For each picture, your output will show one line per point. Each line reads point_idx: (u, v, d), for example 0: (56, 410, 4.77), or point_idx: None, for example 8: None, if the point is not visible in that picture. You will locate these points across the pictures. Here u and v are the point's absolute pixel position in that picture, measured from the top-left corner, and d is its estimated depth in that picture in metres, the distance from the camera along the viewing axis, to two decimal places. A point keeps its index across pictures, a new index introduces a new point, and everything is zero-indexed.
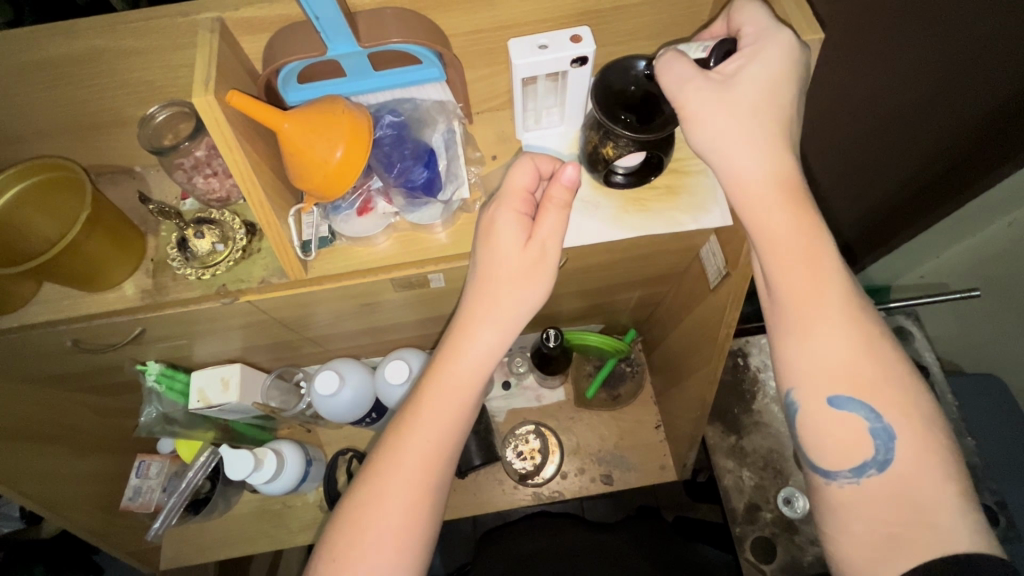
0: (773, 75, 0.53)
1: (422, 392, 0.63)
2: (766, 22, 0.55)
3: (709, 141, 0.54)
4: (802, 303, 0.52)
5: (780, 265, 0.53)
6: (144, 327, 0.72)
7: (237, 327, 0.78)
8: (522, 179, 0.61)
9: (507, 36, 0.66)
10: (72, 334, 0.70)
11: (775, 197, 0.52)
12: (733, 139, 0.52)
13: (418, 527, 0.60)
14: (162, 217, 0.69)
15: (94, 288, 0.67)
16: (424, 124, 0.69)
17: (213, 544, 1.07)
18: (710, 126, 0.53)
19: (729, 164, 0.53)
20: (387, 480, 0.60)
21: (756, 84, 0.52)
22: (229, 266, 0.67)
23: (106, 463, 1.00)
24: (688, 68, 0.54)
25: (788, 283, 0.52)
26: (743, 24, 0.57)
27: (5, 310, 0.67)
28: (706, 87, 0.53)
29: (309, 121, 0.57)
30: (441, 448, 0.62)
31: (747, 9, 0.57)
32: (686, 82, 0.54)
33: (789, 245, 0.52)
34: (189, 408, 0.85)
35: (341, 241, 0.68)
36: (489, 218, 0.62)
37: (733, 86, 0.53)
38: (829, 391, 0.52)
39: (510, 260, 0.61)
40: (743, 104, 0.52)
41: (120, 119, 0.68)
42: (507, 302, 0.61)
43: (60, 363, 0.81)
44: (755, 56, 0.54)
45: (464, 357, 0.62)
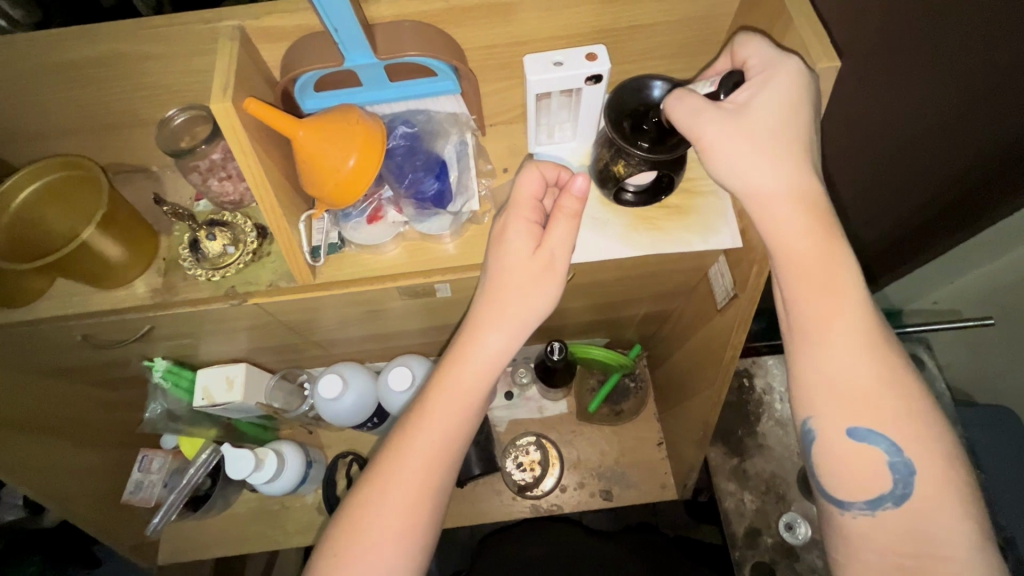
0: (784, 104, 0.52)
1: (426, 400, 0.63)
2: (771, 52, 0.55)
3: (727, 171, 0.53)
4: (819, 330, 0.52)
5: (794, 285, 0.53)
6: (154, 325, 0.72)
7: (244, 328, 0.79)
8: (530, 189, 0.61)
9: (522, 52, 0.66)
10: (82, 329, 0.70)
11: (795, 219, 0.52)
12: (750, 169, 0.52)
13: (419, 532, 0.60)
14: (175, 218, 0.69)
15: (108, 285, 0.68)
16: (436, 136, 0.69)
17: (212, 541, 1.08)
18: (726, 158, 0.52)
19: (749, 191, 0.53)
20: (389, 484, 0.60)
21: (769, 114, 0.52)
22: (239, 267, 0.67)
23: (109, 457, 1.01)
24: (701, 100, 0.53)
25: (804, 310, 0.52)
26: (748, 56, 0.56)
27: (15, 303, 0.67)
28: (719, 119, 0.52)
29: (323, 129, 0.58)
30: (446, 450, 0.62)
31: (749, 42, 0.57)
32: (699, 114, 0.53)
33: (809, 268, 0.52)
34: (193, 405, 0.86)
35: (350, 248, 0.68)
36: (499, 228, 0.62)
37: (746, 117, 0.52)
38: (850, 423, 0.51)
39: (518, 268, 0.61)
40: (757, 135, 0.52)
41: (138, 121, 0.69)
42: (513, 312, 0.61)
43: (67, 357, 0.81)
44: (764, 84, 0.53)
45: (468, 365, 0.62)
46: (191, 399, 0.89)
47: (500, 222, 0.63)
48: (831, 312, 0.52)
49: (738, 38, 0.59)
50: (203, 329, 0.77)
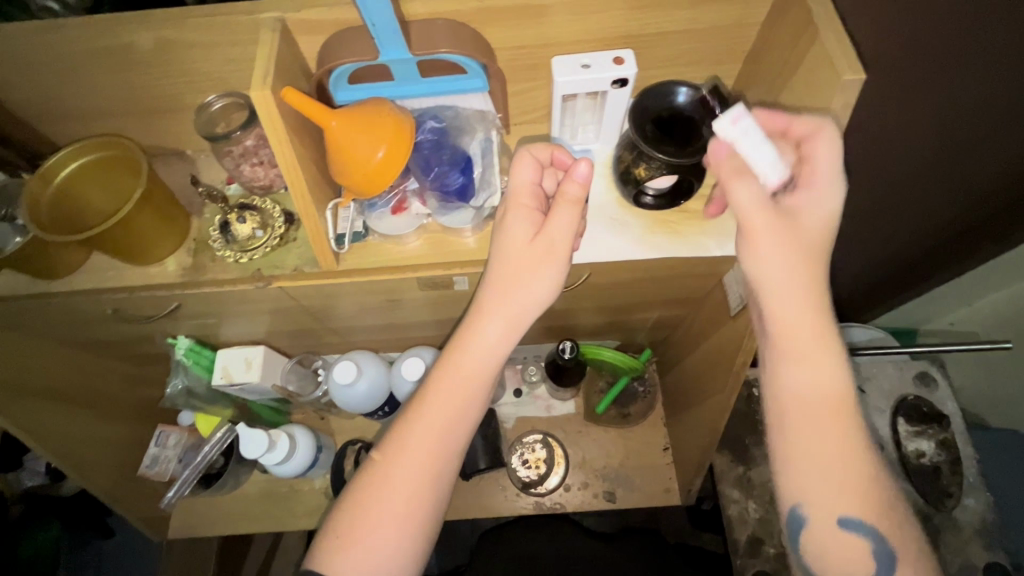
0: (826, 226, 0.55)
1: (425, 388, 0.64)
2: (833, 162, 0.54)
3: (764, 275, 0.55)
4: (811, 416, 0.55)
5: (786, 374, 0.56)
6: (180, 303, 0.75)
7: (266, 310, 0.81)
8: (524, 177, 0.62)
9: (550, 53, 0.67)
10: (113, 303, 0.73)
11: (802, 317, 0.55)
12: (786, 276, 0.54)
13: (420, 517, 0.62)
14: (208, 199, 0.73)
15: (142, 261, 0.71)
16: (463, 132, 0.70)
17: (221, 518, 1.11)
18: (770, 268, 0.54)
19: (777, 294, 0.55)
20: (390, 471, 0.62)
21: (815, 235, 0.54)
22: (266, 251, 0.70)
23: (129, 431, 1.04)
24: (765, 209, 0.53)
25: (799, 399, 0.55)
26: (812, 153, 0.55)
27: (54, 275, 0.70)
28: (771, 232, 0.53)
29: (354, 121, 0.60)
30: (448, 438, 0.63)
31: (816, 134, 0.54)
32: (755, 222, 0.53)
33: (807, 359, 0.55)
34: (212, 384, 0.89)
35: (374, 237, 0.70)
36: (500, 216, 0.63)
37: (797, 234, 0.54)
38: (842, 513, 0.54)
39: (518, 258, 0.62)
40: (801, 252, 0.54)
41: (177, 105, 0.72)
42: (512, 301, 0.62)
43: (95, 331, 0.84)
44: (817, 203, 0.54)
45: (467, 353, 0.63)
46: (210, 375, 0.91)
47: (501, 214, 0.64)
48: (825, 403, 0.55)
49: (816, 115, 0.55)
50: (227, 309, 0.79)
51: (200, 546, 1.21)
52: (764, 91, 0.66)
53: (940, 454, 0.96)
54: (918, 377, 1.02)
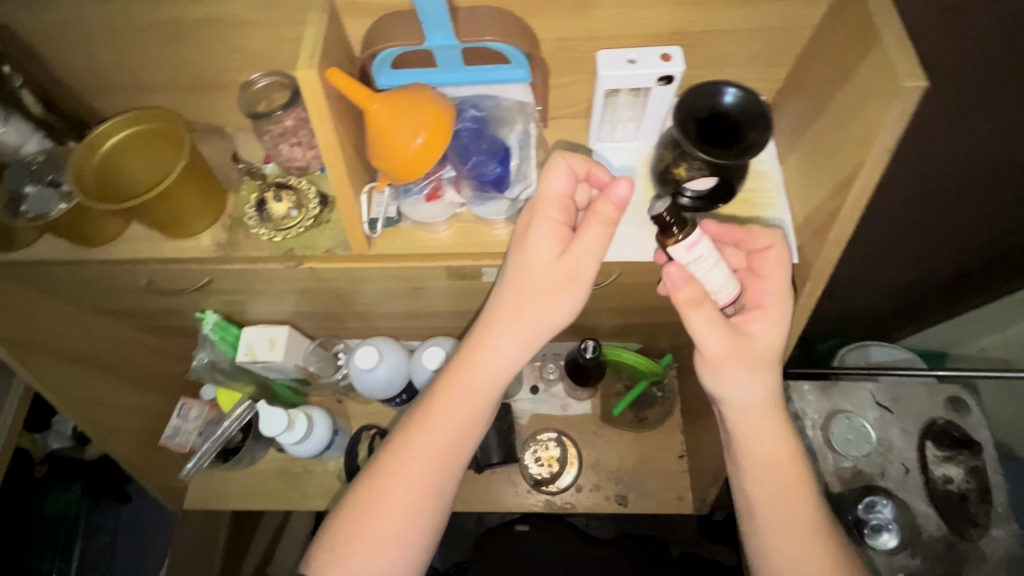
0: (778, 329, 0.63)
1: (431, 398, 0.65)
2: (782, 281, 0.63)
3: (721, 372, 0.62)
4: (763, 470, 0.64)
5: (746, 433, 0.65)
6: (212, 277, 0.76)
7: (294, 290, 0.82)
8: (555, 188, 0.60)
9: (596, 47, 0.66)
10: (148, 273, 0.74)
11: (759, 393, 0.63)
12: (740, 368, 0.62)
13: (418, 528, 0.62)
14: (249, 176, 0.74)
15: (178, 235, 0.71)
16: (502, 122, 0.70)
17: (236, 492, 1.13)
18: (725, 366, 0.62)
19: (733, 379, 0.63)
20: (392, 481, 0.62)
21: (767, 341, 0.62)
22: (299, 231, 0.70)
23: (153, 401, 1.06)
24: (722, 327, 0.60)
25: (753, 458, 0.65)
26: (764, 271, 0.64)
27: (92, 243, 0.71)
28: (727, 337, 0.61)
29: (396, 106, 0.60)
30: (450, 452, 0.63)
31: (769, 255, 0.64)
32: (716, 333, 0.60)
33: (756, 418, 0.64)
34: (237, 360, 0.92)
35: (406, 224, 0.70)
36: (523, 228, 0.62)
37: (750, 341, 0.62)
38: (793, 553, 0.62)
39: (539, 275, 0.60)
40: (755, 352, 0.62)
41: (221, 83, 0.73)
42: (527, 319, 0.61)
43: (128, 301, 0.86)
44: (768, 314, 0.63)
45: (475, 366, 0.63)
46: (235, 352, 0.93)
47: (523, 226, 0.62)
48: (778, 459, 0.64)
49: (772, 232, 0.64)
50: (255, 287, 0.80)
51: (214, 518, 1.24)
52: (814, 95, 0.64)
53: (968, 481, 0.95)
54: (949, 402, 0.99)
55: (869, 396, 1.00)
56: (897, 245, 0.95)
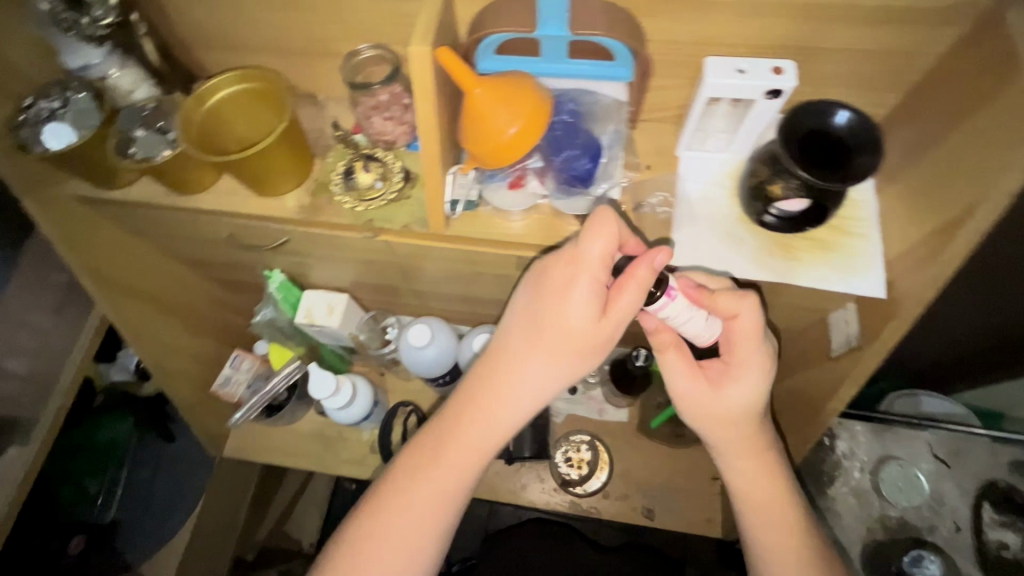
0: (760, 387, 0.66)
1: (447, 422, 0.68)
2: (758, 345, 0.65)
3: (704, 418, 0.68)
4: (747, 497, 0.69)
5: (730, 464, 0.70)
6: (289, 238, 0.78)
7: (363, 261, 0.84)
8: (599, 253, 0.58)
9: (703, 52, 0.65)
10: (232, 226, 0.77)
11: (736, 434, 0.68)
12: (731, 420, 0.67)
13: (431, 540, 0.67)
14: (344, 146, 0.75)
15: (265, 193, 0.73)
16: (597, 119, 0.69)
17: (274, 447, 1.16)
18: (706, 414, 0.67)
19: (722, 429, 0.68)
20: (411, 493, 0.67)
21: (743, 396, 0.66)
22: (381, 204, 0.71)
23: (210, 349, 1.10)
24: (687, 374, 0.67)
25: (746, 498, 0.69)
26: (737, 333, 0.64)
27: (188, 192, 0.74)
28: (697, 386, 0.67)
29: (497, 92, 0.60)
30: (462, 476, 0.67)
31: (743, 318, 0.64)
32: (680, 379, 0.68)
33: (751, 468, 0.69)
34: (295, 320, 0.96)
35: (485, 208, 0.70)
36: (551, 280, 0.61)
37: (728, 394, 0.66)
38: None
39: (572, 335, 0.61)
40: (742, 407, 0.66)
41: (323, 51, 0.74)
42: (556, 371, 0.63)
43: (205, 251, 0.90)
44: (744, 373, 0.65)
45: (498, 401, 0.65)
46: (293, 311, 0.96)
47: (558, 281, 0.60)
48: (763, 484, 0.69)
49: (744, 297, 0.63)
50: (327, 252, 0.82)
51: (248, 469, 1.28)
52: (929, 126, 0.61)
53: None
54: (1014, 466, 0.96)
55: (925, 446, 0.98)
56: (981, 294, 0.90)
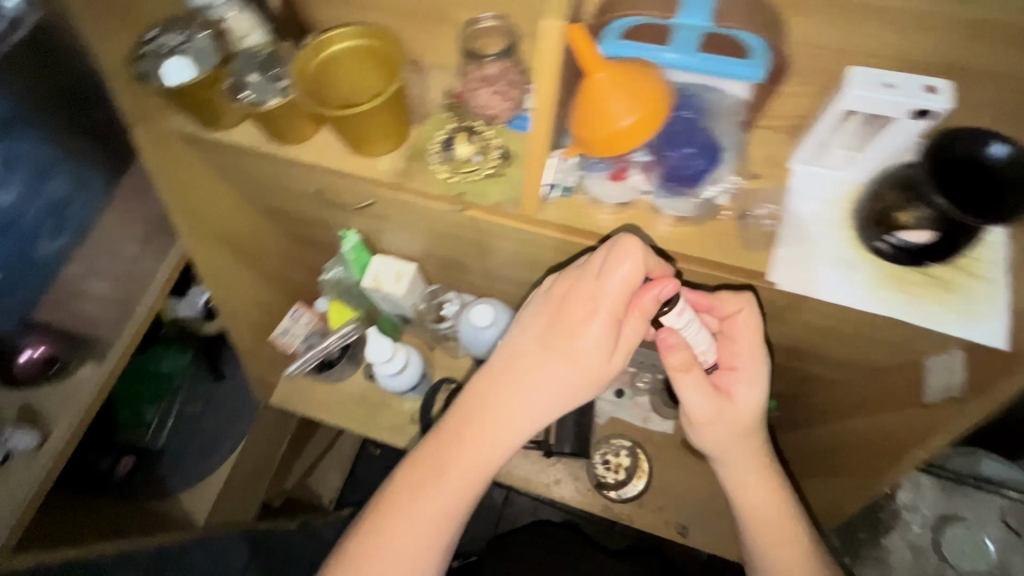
0: (756, 396, 0.73)
1: (447, 439, 0.71)
2: (753, 348, 0.72)
3: (709, 431, 0.73)
4: (755, 505, 0.74)
5: (737, 473, 0.75)
6: (375, 201, 0.79)
7: (442, 234, 0.83)
8: (620, 284, 0.63)
9: (839, 60, 0.61)
10: (322, 181, 0.78)
11: (738, 442, 0.73)
12: (733, 431, 0.72)
13: (433, 554, 0.70)
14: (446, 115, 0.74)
15: (362, 152, 0.73)
16: (716, 118, 0.65)
17: (317, 404, 1.18)
18: (715, 426, 0.72)
19: (724, 439, 0.73)
20: (413, 508, 0.70)
21: (747, 406, 0.73)
22: (476, 178, 0.70)
23: (274, 299, 1.13)
24: (702, 389, 0.70)
25: (752, 510, 0.74)
26: (736, 338, 0.71)
27: (285, 142, 0.74)
28: (707, 398, 0.71)
29: (619, 79, 0.58)
30: (467, 482, 0.71)
31: (738, 320, 0.71)
32: (693, 395, 0.70)
33: (757, 481, 0.74)
34: (362, 284, 0.97)
35: (581, 197, 0.68)
36: (565, 300, 0.68)
37: (733, 405, 0.72)
38: None
39: (586, 359, 0.67)
40: (740, 420, 0.72)
41: (436, 15, 0.73)
42: (566, 393, 0.68)
43: (287, 203, 0.91)
44: (742, 379, 0.73)
45: (503, 420, 0.70)
46: (359, 274, 0.97)
47: (577, 309, 0.66)
48: (763, 495, 0.74)
49: (742, 298, 0.69)
50: (408, 219, 0.82)
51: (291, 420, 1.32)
52: None
53: None
54: None
55: (997, 512, 0.99)
56: None
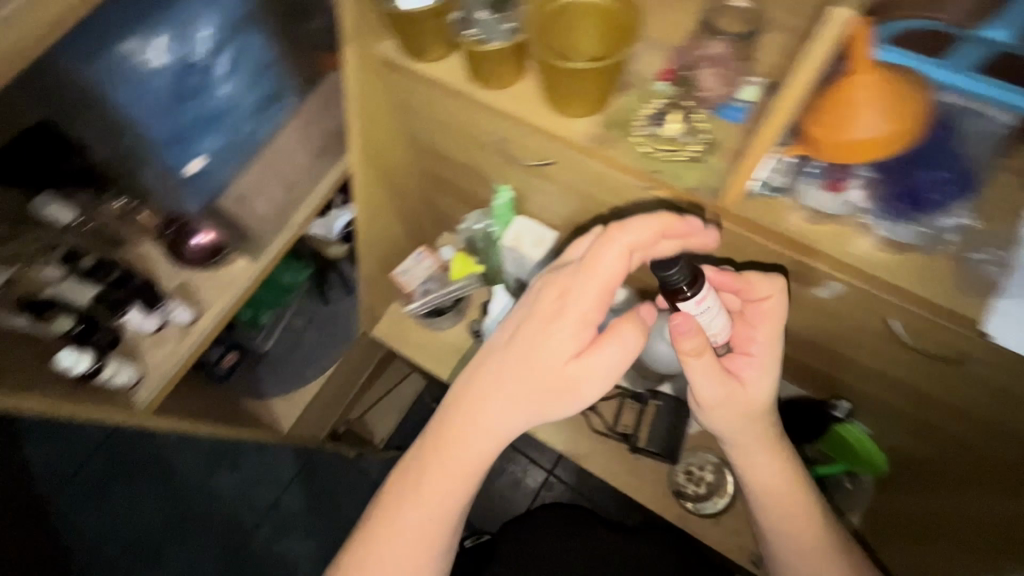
0: (767, 384, 0.72)
1: (428, 449, 0.71)
2: (772, 334, 0.72)
3: (715, 415, 0.72)
4: (766, 487, 0.74)
5: (746, 456, 0.74)
6: (558, 159, 0.79)
7: (607, 207, 0.82)
8: (606, 277, 0.66)
9: None
10: (513, 129, 0.79)
11: (752, 426, 0.72)
12: (739, 415, 0.72)
13: (438, 543, 0.71)
14: (657, 88, 0.71)
15: (560, 111, 0.73)
16: (960, 147, 0.61)
17: (413, 347, 1.20)
18: (721, 410, 0.71)
19: (726, 421, 0.73)
20: (398, 515, 0.70)
21: (761, 391, 0.72)
22: (679, 158, 0.69)
23: (403, 236, 1.16)
24: (712, 376, 0.69)
25: (766, 491, 0.74)
26: (757, 323, 0.72)
27: (490, 84, 0.75)
28: (717, 381, 0.70)
29: (880, 87, 0.55)
30: (458, 482, 0.70)
31: (766, 303, 0.71)
32: (700, 375, 0.69)
33: (772, 475, 0.74)
34: (502, 240, 0.98)
35: (787, 200, 0.65)
36: (543, 292, 0.70)
37: (745, 390, 0.71)
38: None
39: (567, 348, 0.68)
40: (747, 407, 0.71)
41: None
42: (551, 381, 0.68)
43: (457, 145, 0.93)
44: (755, 364, 0.72)
45: (476, 418, 0.70)
46: (501, 228, 0.99)
47: (554, 302, 0.69)
48: (778, 482, 0.74)
49: (773, 282, 0.70)
50: (578, 186, 0.82)
51: None
52: None
53: None
54: None
55: None
56: None
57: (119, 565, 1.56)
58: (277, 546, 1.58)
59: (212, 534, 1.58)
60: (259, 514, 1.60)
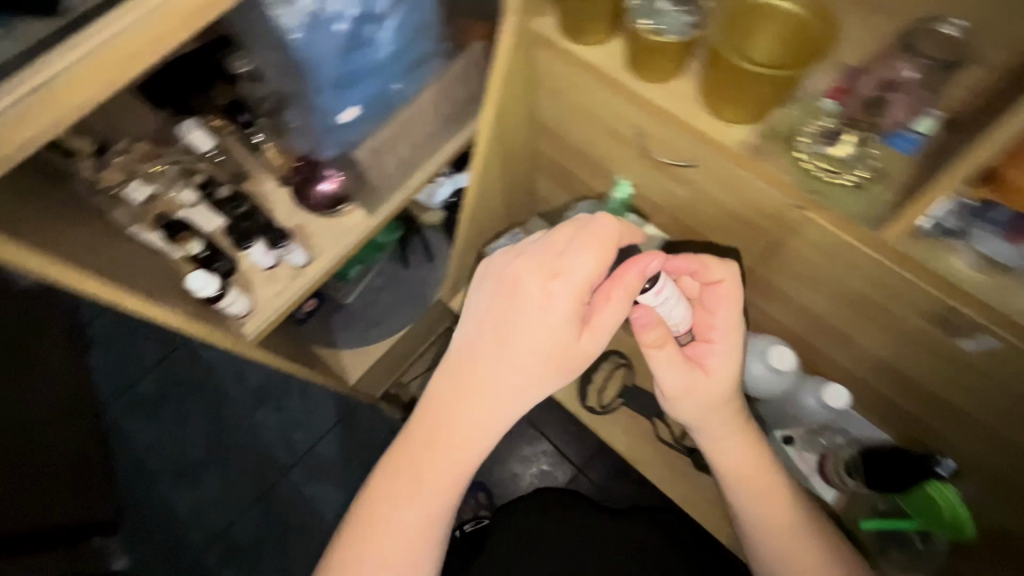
0: (730, 371, 0.79)
1: (416, 451, 0.72)
2: (731, 319, 0.79)
3: (684, 401, 0.79)
4: (735, 469, 0.81)
5: (716, 439, 0.81)
6: (699, 162, 0.77)
7: (735, 219, 0.81)
8: (587, 264, 0.68)
9: None
10: (659, 126, 0.77)
11: (720, 409, 0.80)
12: (706, 401, 0.79)
13: (438, 530, 0.74)
14: (827, 107, 0.69)
15: (719, 114, 0.71)
16: None
17: None
18: (690, 396, 0.79)
19: (692, 406, 0.80)
20: (396, 510, 0.72)
21: (723, 377, 0.79)
22: (842, 182, 0.66)
23: (500, 213, 1.17)
24: (680, 366, 0.76)
25: (743, 480, 0.81)
26: (713, 308, 0.79)
27: (649, 76, 0.74)
28: (682, 369, 0.77)
29: None
30: (451, 473, 0.73)
31: (716, 286, 0.78)
32: (665, 363, 0.76)
33: (743, 465, 0.81)
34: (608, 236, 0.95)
35: (958, 245, 0.62)
36: (521, 283, 0.70)
37: (709, 375, 0.78)
38: None
39: (554, 336, 0.69)
40: (711, 392, 0.78)
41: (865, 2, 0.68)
42: (538, 370, 0.70)
43: (585, 133, 0.92)
44: (716, 350, 0.79)
45: (459, 413, 0.71)
46: None
47: (537, 292, 0.69)
48: (749, 469, 0.81)
49: (726, 270, 0.77)
50: (711, 192, 0.80)
51: None
52: None
53: None
54: None
55: None
56: None
57: (160, 479, 1.64)
58: (308, 490, 1.63)
59: (249, 467, 1.65)
60: (296, 455, 1.66)
